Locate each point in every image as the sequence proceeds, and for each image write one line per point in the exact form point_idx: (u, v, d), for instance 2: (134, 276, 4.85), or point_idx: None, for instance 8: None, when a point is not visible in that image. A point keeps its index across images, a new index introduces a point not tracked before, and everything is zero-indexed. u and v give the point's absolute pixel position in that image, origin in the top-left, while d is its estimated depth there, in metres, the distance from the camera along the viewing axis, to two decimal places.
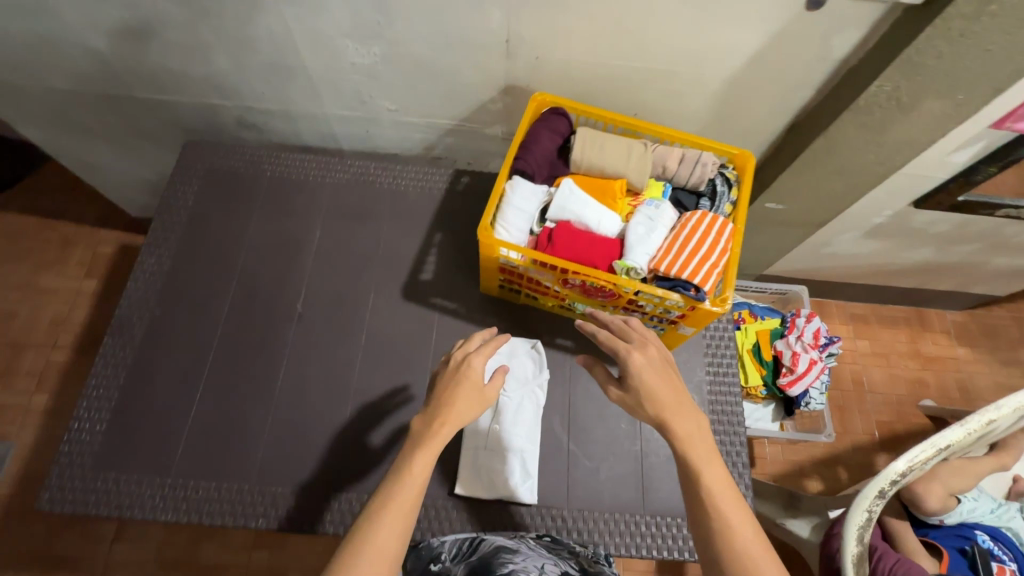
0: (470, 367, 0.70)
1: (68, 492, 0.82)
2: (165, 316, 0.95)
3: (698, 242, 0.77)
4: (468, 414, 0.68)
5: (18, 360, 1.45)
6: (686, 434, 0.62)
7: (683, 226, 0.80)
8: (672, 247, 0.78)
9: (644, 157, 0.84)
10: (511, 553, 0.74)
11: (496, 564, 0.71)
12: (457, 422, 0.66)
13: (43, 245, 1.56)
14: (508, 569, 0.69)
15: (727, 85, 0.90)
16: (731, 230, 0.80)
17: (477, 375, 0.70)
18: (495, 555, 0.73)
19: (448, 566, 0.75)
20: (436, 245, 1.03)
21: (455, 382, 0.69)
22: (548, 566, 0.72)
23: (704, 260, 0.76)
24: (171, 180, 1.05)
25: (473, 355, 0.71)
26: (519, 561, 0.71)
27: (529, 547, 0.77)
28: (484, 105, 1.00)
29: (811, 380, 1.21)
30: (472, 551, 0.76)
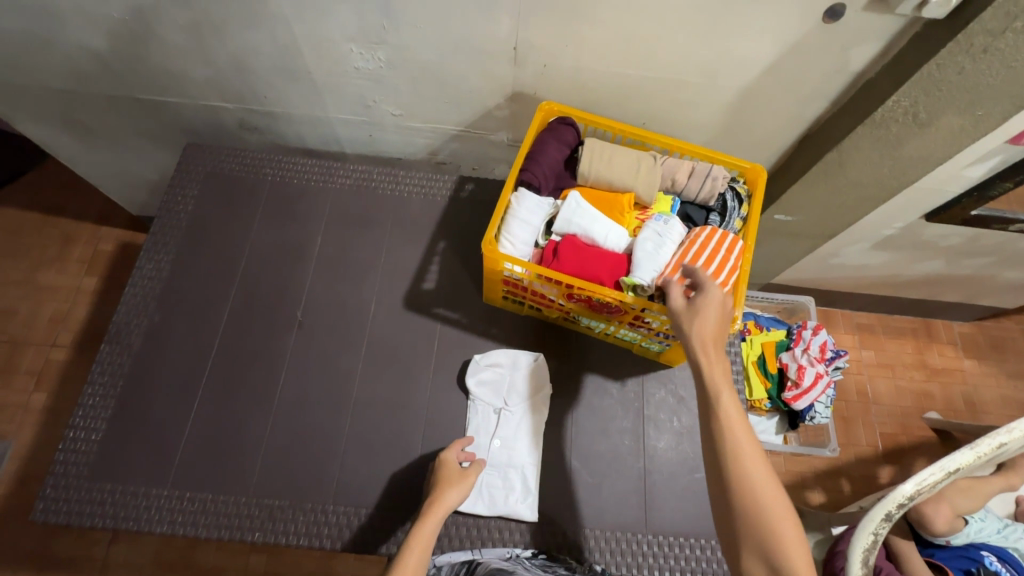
0: (446, 459, 0.80)
1: (63, 502, 0.81)
2: (163, 323, 0.93)
3: (709, 260, 0.75)
4: (453, 494, 0.75)
5: (17, 358, 1.44)
6: (718, 373, 0.62)
7: (690, 243, 0.78)
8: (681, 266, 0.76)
9: (653, 170, 0.82)
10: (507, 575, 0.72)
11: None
12: (445, 505, 0.73)
13: (42, 242, 1.55)
14: None
15: (739, 96, 0.88)
16: (741, 248, 0.79)
17: (450, 465, 0.79)
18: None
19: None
20: (439, 254, 1.01)
21: (437, 478, 0.78)
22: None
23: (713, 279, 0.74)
24: (171, 183, 1.03)
25: (444, 452, 0.81)
26: None
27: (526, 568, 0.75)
28: (490, 112, 0.98)
29: (817, 394, 1.19)
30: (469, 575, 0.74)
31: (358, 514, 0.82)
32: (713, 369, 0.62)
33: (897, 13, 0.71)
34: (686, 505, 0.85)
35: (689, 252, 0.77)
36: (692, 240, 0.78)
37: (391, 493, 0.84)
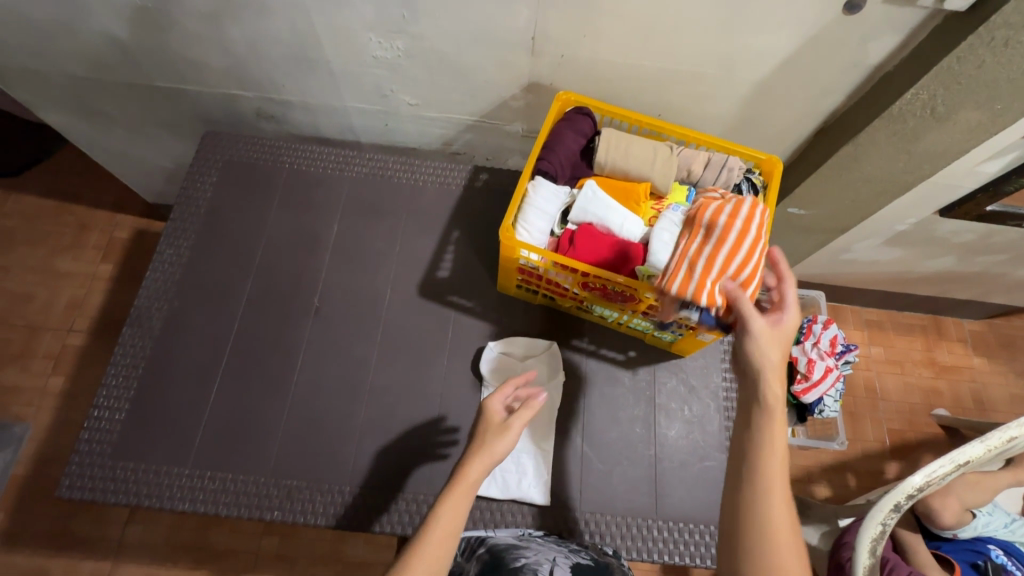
0: (489, 408, 0.74)
1: (87, 479, 0.83)
2: (184, 306, 0.95)
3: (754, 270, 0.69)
4: (493, 455, 0.69)
5: (35, 341, 1.47)
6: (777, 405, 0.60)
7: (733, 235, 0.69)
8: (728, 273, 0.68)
9: (669, 160, 0.82)
10: (522, 548, 0.74)
11: (508, 559, 0.71)
12: (484, 466, 0.68)
13: (60, 229, 1.57)
14: (520, 563, 0.70)
15: (756, 89, 0.89)
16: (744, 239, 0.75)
17: (492, 419, 0.73)
18: (506, 550, 0.74)
19: (460, 562, 0.77)
20: (453, 243, 1.02)
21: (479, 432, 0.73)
22: (559, 558, 0.73)
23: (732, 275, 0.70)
24: (191, 169, 1.05)
25: (485, 401, 0.75)
26: (531, 556, 0.72)
27: (539, 542, 0.77)
28: (506, 102, 0.99)
29: (826, 387, 1.19)
30: (480, 545, 0.77)
31: (373, 496, 0.84)
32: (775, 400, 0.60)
33: (918, 5, 0.71)
34: (697, 493, 0.86)
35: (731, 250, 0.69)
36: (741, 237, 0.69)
37: (406, 476, 0.85)
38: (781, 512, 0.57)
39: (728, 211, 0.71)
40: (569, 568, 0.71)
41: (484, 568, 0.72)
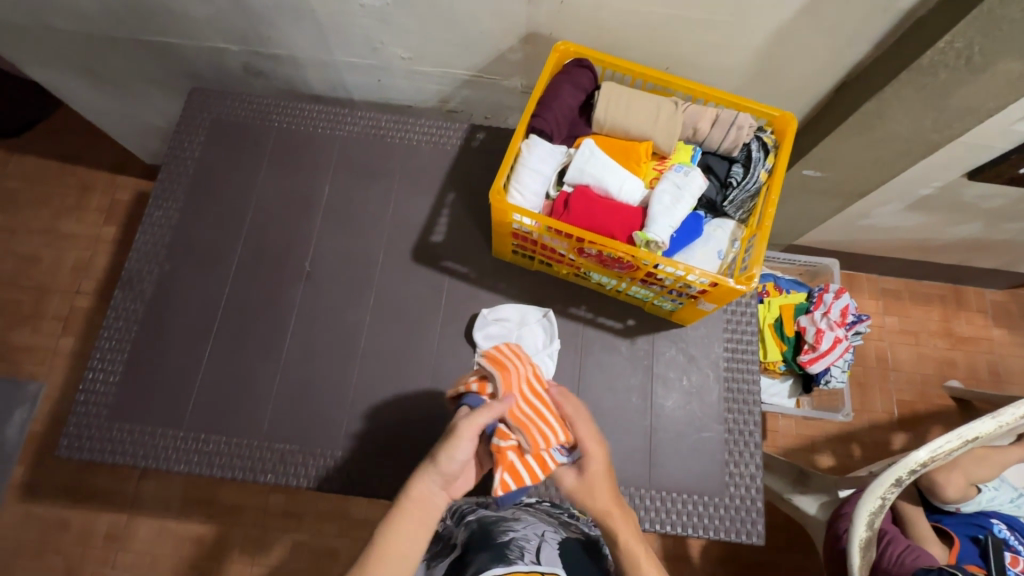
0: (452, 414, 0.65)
1: (85, 440, 0.85)
2: (174, 271, 0.94)
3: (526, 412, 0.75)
4: (445, 463, 0.61)
5: (44, 303, 1.49)
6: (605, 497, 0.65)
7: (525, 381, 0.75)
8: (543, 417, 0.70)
9: (673, 117, 0.76)
10: (513, 521, 0.73)
11: (496, 534, 0.69)
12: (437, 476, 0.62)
13: (63, 191, 1.57)
14: (508, 537, 0.68)
15: (771, 39, 0.81)
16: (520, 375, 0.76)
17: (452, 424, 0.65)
18: (495, 523, 0.72)
19: (449, 529, 0.77)
20: (448, 205, 0.99)
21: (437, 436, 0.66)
22: (548, 533, 0.72)
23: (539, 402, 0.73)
24: (177, 129, 1.01)
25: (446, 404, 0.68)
26: (520, 529, 0.71)
27: (528, 513, 0.77)
28: (503, 55, 0.92)
29: (834, 358, 1.16)
30: (470, 514, 0.77)
31: (366, 460, 0.84)
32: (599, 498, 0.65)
33: None
34: (691, 463, 0.85)
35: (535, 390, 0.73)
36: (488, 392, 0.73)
37: (398, 442, 0.85)
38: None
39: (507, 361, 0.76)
40: (557, 544, 0.70)
41: (472, 539, 0.70)
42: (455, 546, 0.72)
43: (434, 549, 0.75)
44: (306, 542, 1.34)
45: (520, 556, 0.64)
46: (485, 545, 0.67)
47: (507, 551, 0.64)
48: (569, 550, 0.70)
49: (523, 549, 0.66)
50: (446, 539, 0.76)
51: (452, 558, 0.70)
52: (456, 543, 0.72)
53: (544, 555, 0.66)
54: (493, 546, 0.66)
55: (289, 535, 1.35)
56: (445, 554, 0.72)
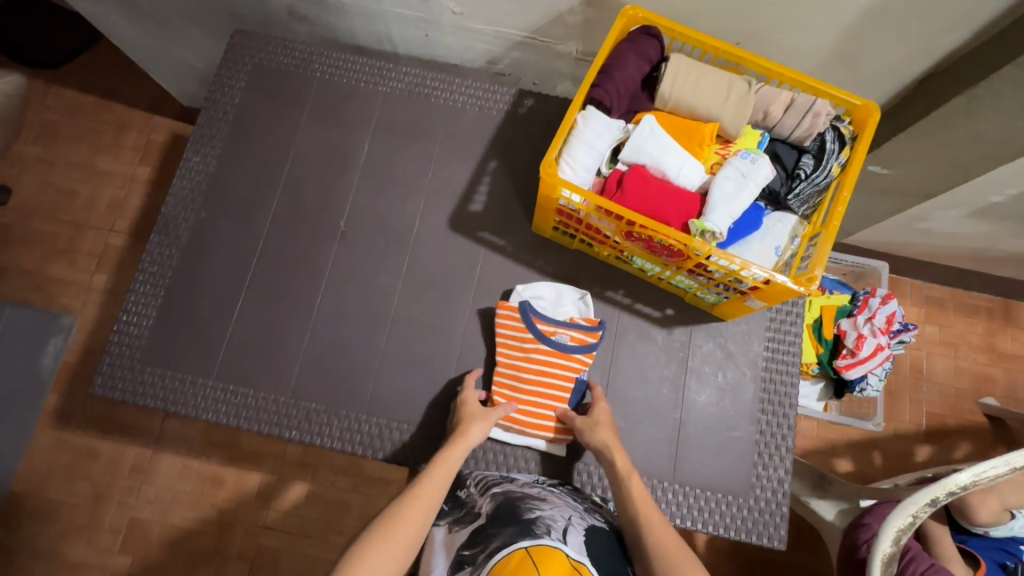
0: (463, 397, 0.79)
1: (118, 381, 0.85)
2: (210, 219, 0.92)
3: (534, 380, 0.82)
4: (478, 437, 0.75)
5: (80, 238, 1.51)
6: (604, 435, 0.76)
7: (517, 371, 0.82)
8: (562, 361, 0.82)
9: (745, 97, 0.70)
10: (538, 500, 0.72)
11: (523, 510, 0.69)
12: (468, 444, 0.74)
13: (100, 127, 1.56)
14: (534, 514, 0.68)
15: (861, 18, 0.74)
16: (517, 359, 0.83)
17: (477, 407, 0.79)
18: (522, 500, 0.72)
19: (473, 496, 0.77)
20: (490, 173, 0.95)
21: (460, 414, 0.78)
22: (575, 518, 0.71)
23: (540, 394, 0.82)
24: (218, 72, 0.98)
25: (466, 389, 0.81)
26: (547, 509, 0.70)
27: (555, 494, 0.75)
28: (562, 16, 0.87)
29: (873, 366, 1.11)
30: (496, 487, 0.77)
31: (389, 427, 0.84)
32: (599, 435, 0.76)
33: None
34: (719, 461, 0.83)
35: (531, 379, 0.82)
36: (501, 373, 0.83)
37: (423, 410, 0.85)
38: (638, 492, 0.71)
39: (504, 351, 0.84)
40: (584, 530, 0.69)
41: (497, 511, 0.70)
42: (479, 514, 0.72)
43: (457, 514, 0.75)
44: (319, 493, 1.38)
45: (547, 533, 0.64)
46: (511, 519, 0.67)
47: (534, 527, 0.64)
48: (595, 537, 0.69)
49: (551, 527, 0.66)
50: (468, 505, 0.76)
51: (476, 525, 0.70)
52: (480, 512, 0.72)
53: (570, 538, 0.65)
54: (520, 521, 0.65)
55: (304, 484, 1.38)
56: (469, 520, 0.72)
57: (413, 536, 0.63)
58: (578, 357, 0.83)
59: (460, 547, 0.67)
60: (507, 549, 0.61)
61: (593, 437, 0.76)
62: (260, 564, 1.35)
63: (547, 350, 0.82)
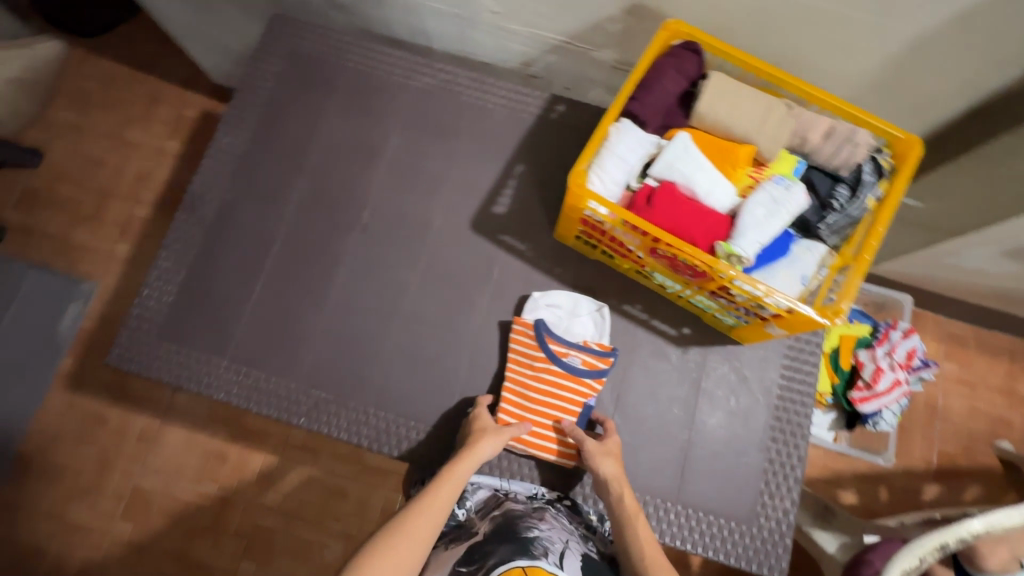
0: (477, 414, 0.79)
1: (135, 353, 0.87)
2: (236, 201, 0.93)
3: (545, 399, 0.81)
4: (485, 452, 0.74)
5: (105, 207, 1.53)
6: (612, 469, 0.74)
7: (528, 389, 0.81)
8: (571, 384, 0.81)
9: (784, 121, 0.69)
10: (537, 518, 0.75)
11: (521, 527, 0.73)
12: (475, 460, 0.73)
13: (133, 99, 1.59)
14: (532, 535, 0.72)
15: (910, 46, 0.72)
16: (528, 377, 0.82)
17: (487, 422, 0.78)
18: (520, 517, 0.75)
19: (473, 519, 0.79)
20: (516, 177, 0.94)
21: (471, 429, 0.78)
22: (571, 540, 0.75)
23: (549, 415, 0.81)
24: (254, 56, 0.99)
25: (480, 407, 0.80)
26: (544, 529, 0.74)
27: (552, 514, 0.78)
28: (602, 23, 0.86)
29: (889, 401, 1.09)
30: (496, 507, 0.79)
31: (396, 422, 0.85)
32: (607, 467, 0.74)
33: None
34: (725, 486, 0.81)
35: (542, 398, 0.81)
36: (510, 390, 0.82)
37: (431, 408, 0.85)
38: (643, 531, 0.71)
39: (515, 368, 0.83)
40: (579, 553, 0.73)
41: (496, 529, 0.74)
42: (478, 533, 0.75)
43: (453, 533, 0.78)
44: (319, 478, 1.39)
45: (544, 555, 0.69)
46: (509, 535, 0.72)
47: (531, 547, 0.69)
48: (591, 564, 0.73)
49: (548, 548, 0.71)
50: (466, 526, 0.78)
51: (474, 543, 0.73)
52: (477, 531, 0.76)
53: (565, 560, 0.71)
54: (517, 540, 0.70)
55: (305, 468, 1.40)
56: (466, 539, 0.75)
57: (414, 555, 0.64)
58: (588, 381, 0.82)
59: (456, 562, 0.71)
60: (504, 565, 0.67)
61: (602, 470, 0.74)
62: (254, 543, 1.36)
63: (559, 371, 0.81)
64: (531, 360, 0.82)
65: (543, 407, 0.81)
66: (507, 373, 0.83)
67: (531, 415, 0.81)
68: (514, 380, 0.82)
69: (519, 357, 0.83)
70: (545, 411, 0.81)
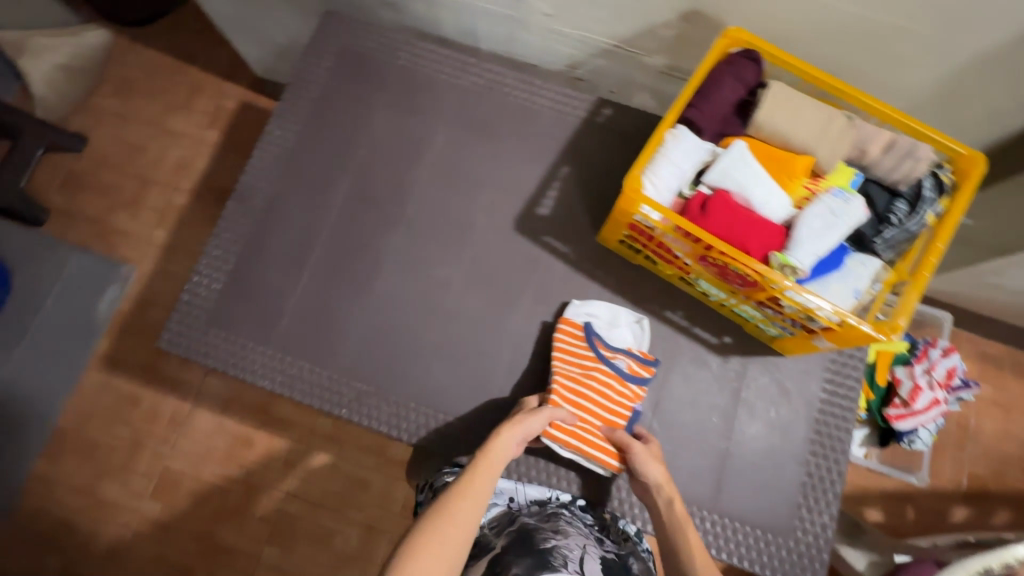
0: (524, 403, 0.81)
1: (184, 338, 0.89)
2: (284, 193, 0.95)
3: (595, 395, 0.81)
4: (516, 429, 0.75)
5: (145, 193, 1.57)
6: (659, 474, 0.75)
7: (579, 385, 0.81)
8: (618, 386, 0.82)
9: (843, 134, 0.69)
10: (553, 529, 0.78)
11: (538, 539, 0.75)
12: (508, 437, 0.75)
13: (176, 89, 1.62)
14: (550, 544, 0.74)
15: (974, 61, 0.71)
16: (579, 373, 0.82)
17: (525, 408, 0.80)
18: (536, 529, 0.77)
19: (488, 536, 0.80)
20: (561, 179, 0.95)
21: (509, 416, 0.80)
22: (589, 546, 0.78)
23: (597, 413, 0.81)
24: (307, 51, 1.00)
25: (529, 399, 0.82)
26: (561, 538, 0.76)
27: (566, 522, 0.80)
28: (656, 29, 0.86)
29: (926, 419, 1.08)
30: (511, 522, 0.80)
31: (435, 417, 0.86)
32: (654, 471, 0.75)
33: None
34: (763, 497, 0.81)
35: (593, 394, 0.81)
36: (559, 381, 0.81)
37: (470, 405, 0.86)
38: (693, 536, 0.71)
39: (564, 363, 0.83)
40: (598, 558, 0.77)
41: (513, 541, 0.76)
42: (495, 548, 0.77)
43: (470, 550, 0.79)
44: (343, 467, 1.42)
45: (563, 565, 0.72)
46: (528, 547, 0.74)
47: (551, 558, 0.72)
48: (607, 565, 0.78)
49: (567, 558, 0.74)
50: (483, 542, 0.79)
51: (494, 557, 0.75)
52: (494, 545, 0.77)
53: (585, 566, 0.74)
54: (537, 552, 0.73)
55: (330, 457, 1.42)
56: (484, 554, 0.77)
57: (463, 533, 0.65)
58: (632, 387, 0.83)
59: None
60: None
61: (650, 473, 0.75)
62: (279, 528, 1.39)
63: (608, 371, 0.83)
64: (581, 359, 0.83)
65: (593, 403, 0.81)
66: (554, 367, 0.83)
67: (579, 408, 0.81)
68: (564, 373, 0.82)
69: (570, 354, 0.84)
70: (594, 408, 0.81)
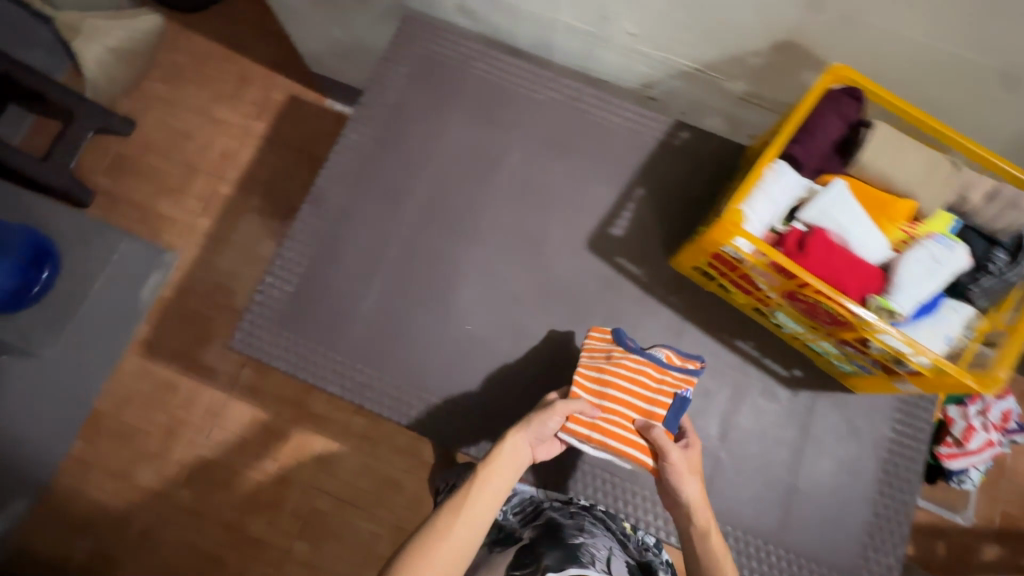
0: (547, 400, 0.79)
1: (256, 339, 0.89)
2: (357, 198, 0.95)
3: (624, 385, 0.78)
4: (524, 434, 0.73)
5: (191, 181, 1.57)
6: (693, 487, 0.70)
7: (607, 377, 0.79)
8: (655, 373, 0.79)
9: (946, 181, 0.69)
10: (579, 528, 0.83)
11: (567, 535, 0.81)
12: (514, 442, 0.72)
13: (226, 79, 1.62)
14: (578, 541, 0.80)
15: None
16: (604, 365, 0.80)
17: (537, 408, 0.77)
18: (563, 526, 0.83)
19: (515, 525, 0.88)
20: (634, 200, 0.94)
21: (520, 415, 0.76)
22: (612, 547, 0.84)
23: (630, 403, 0.77)
24: (384, 56, 1.00)
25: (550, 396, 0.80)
26: (587, 537, 0.82)
27: (591, 523, 0.86)
28: (746, 57, 0.85)
29: (979, 460, 1.07)
30: (537, 516, 0.88)
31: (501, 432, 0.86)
32: (689, 484, 0.70)
33: None
34: (829, 535, 0.81)
35: (621, 385, 0.78)
36: (584, 374, 0.80)
37: None
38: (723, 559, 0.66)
39: (589, 359, 0.82)
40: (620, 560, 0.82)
41: (541, 534, 0.82)
42: (522, 538, 0.83)
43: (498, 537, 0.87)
44: (375, 467, 1.42)
45: (591, 562, 0.76)
46: (558, 542, 0.78)
47: (580, 554, 0.76)
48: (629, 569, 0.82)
49: (593, 556, 0.78)
50: (509, 531, 0.87)
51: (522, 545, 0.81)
52: (522, 536, 0.84)
53: (610, 565, 0.79)
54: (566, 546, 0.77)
55: (363, 456, 1.43)
56: (512, 543, 0.84)
57: (460, 549, 0.64)
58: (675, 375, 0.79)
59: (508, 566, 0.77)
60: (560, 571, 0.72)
61: (685, 487, 0.69)
62: (309, 524, 1.39)
63: (638, 359, 0.80)
64: (608, 353, 0.81)
65: (623, 393, 0.78)
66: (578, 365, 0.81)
67: (607, 401, 0.78)
68: (590, 368, 0.80)
69: (594, 352, 0.82)
70: (624, 399, 0.77)
